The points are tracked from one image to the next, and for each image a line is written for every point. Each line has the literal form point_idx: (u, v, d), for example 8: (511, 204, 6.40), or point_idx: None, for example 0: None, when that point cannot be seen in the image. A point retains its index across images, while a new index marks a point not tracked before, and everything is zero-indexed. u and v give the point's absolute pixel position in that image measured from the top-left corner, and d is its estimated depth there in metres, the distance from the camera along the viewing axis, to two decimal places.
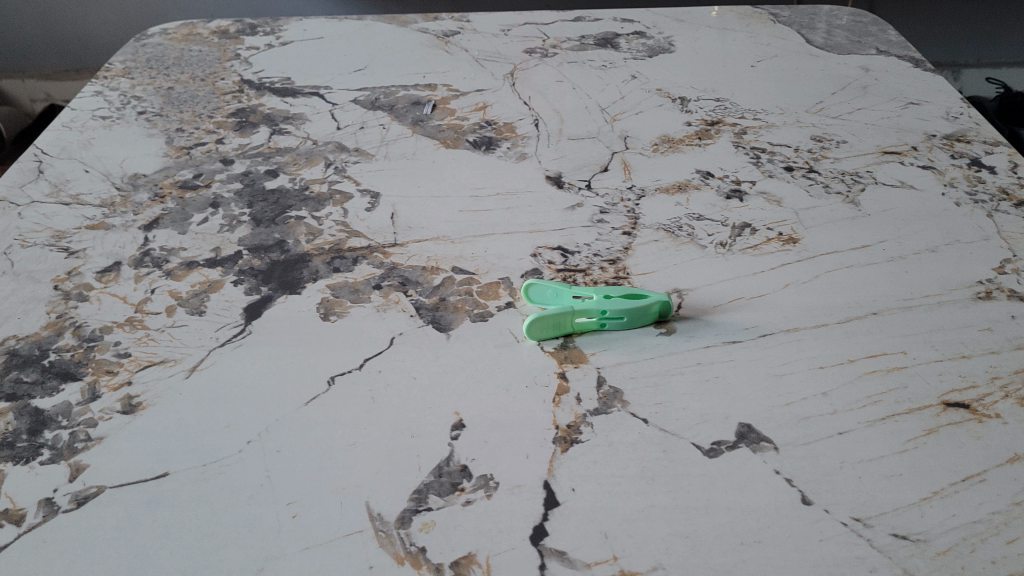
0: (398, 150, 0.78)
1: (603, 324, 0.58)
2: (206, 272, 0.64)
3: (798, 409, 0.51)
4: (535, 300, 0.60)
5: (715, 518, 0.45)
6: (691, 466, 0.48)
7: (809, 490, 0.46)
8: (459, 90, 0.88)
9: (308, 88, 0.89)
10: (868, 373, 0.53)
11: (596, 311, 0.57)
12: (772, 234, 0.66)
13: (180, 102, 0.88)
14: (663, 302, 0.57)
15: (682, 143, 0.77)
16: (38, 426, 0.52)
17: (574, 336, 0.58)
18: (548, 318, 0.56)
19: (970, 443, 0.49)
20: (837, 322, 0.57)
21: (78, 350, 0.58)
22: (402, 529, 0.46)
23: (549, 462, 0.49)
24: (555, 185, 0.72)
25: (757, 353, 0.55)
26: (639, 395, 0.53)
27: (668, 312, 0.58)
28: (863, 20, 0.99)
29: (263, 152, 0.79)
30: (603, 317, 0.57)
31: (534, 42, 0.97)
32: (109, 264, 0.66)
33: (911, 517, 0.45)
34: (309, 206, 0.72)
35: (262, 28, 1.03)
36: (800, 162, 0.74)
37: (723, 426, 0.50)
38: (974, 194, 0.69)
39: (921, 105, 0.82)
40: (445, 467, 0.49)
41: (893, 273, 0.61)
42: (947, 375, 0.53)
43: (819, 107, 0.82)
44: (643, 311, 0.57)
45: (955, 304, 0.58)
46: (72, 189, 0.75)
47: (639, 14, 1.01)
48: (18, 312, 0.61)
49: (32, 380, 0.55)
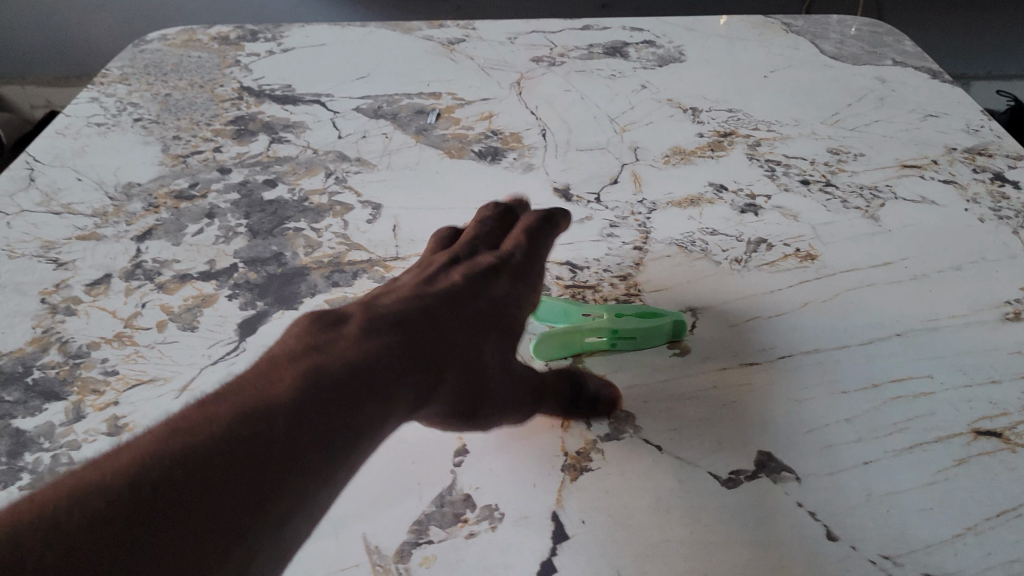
0: (401, 160, 0.76)
1: (615, 344, 0.55)
2: (200, 285, 0.62)
3: (820, 437, 0.48)
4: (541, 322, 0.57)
5: (735, 554, 0.43)
6: (708, 497, 0.46)
7: (834, 525, 0.44)
8: (464, 100, 0.85)
9: (310, 96, 0.87)
10: (894, 399, 0.50)
11: (605, 331, 0.54)
12: (789, 250, 0.63)
13: (177, 110, 0.86)
14: (678, 323, 0.55)
15: (694, 154, 0.75)
16: (18, 447, 0.50)
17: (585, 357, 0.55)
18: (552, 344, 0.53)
19: (1004, 474, 0.46)
20: (860, 343, 0.54)
21: (63, 367, 0.55)
22: (401, 564, 0.43)
23: (558, 492, 0.46)
24: (563, 198, 0.70)
25: (776, 376, 0.52)
26: (652, 420, 0.50)
27: (681, 333, 0.55)
28: (879, 30, 0.96)
29: (262, 161, 0.77)
30: (613, 337, 0.55)
31: (541, 50, 0.94)
32: (99, 276, 0.63)
33: (944, 556, 0.42)
34: (308, 218, 0.69)
35: (264, 34, 1.01)
36: (816, 175, 0.71)
37: (742, 454, 0.48)
38: (998, 210, 0.67)
39: (940, 117, 0.79)
40: (447, 496, 0.46)
41: (916, 291, 0.58)
42: (978, 401, 0.50)
43: (835, 119, 0.79)
44: (654, 330, 0.54)
45: (983, 325, 0.56)
46: (63, 198, 0.72)
47: (650, 23, 0.99)
48: (3, 326, 0.59)
49: (13, 399, 0.53)
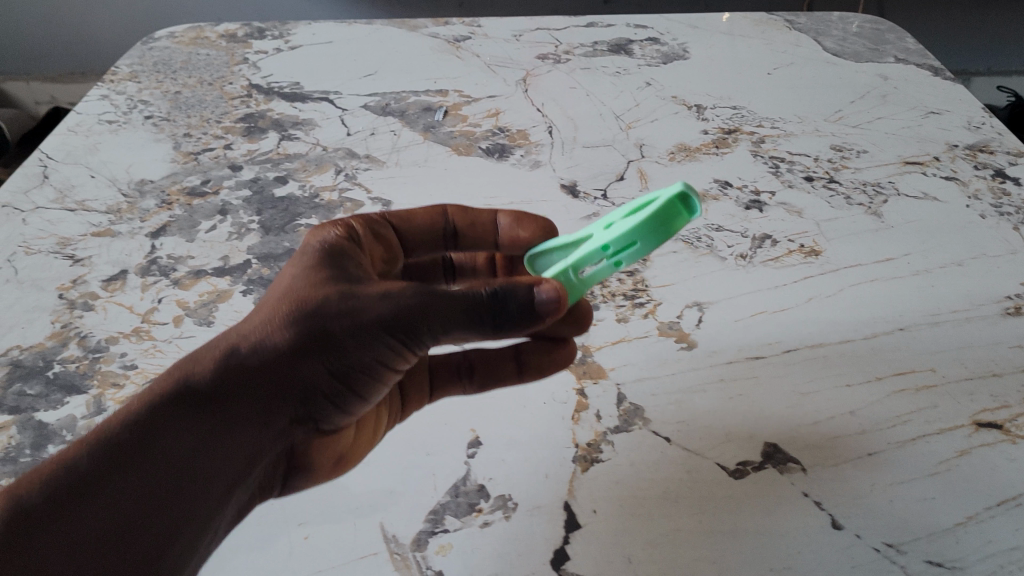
0: (410, 157, 0.77)
1: (619, 261, 0.43)
2: (214, 281, 0.63)
3: (825, 429, 0.50)
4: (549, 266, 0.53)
5: (743, 542, 0.44)
6: (717, 487, 0.47)
7: (839, 513, 0.45)
8: (471, 97, 0.86)
9: (318, 94, 0.88)
10: (897, 392, 0.52)
11: (598, 253, 0.43)
12: (793, 246, 0.64)
13: (187, 107, 0.87)
14: (671, 200, 0.39)
15: (699, 151, 0.76)
16: (42, 440, 0.51)
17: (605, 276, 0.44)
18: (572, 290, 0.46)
19: (1004, 465, 0.47)
20: (863, 337, 0.56)
21: (83, 362, 0.56)
22: (418, 552, 0.44)
23: (569, 483, 0.48)
24: (571, 194, 0.71)
25: (782, 369, 0.54)
26: (661, 413, 0.51)
27: (693, 207, 0.39)
28: (881, 27, 0.97)
29: (273, 158, 0.78)
30: (611, 255, 0.42)
31: (546, 47, 0.95)
32: (115, 272, 0.64)
33: (946, 544, 0.43)
34: (319, 215, 0.70)
35: (271, 32, 1.02)
36: (820, 172, 0.72)
37: (749, 445, 0.49)
38: (999, 207, 0.68)
39: (942, 114, 0.80)
40: (461, 486, 0.48)
41: (918, 287, 0.60)
42: (979, 394, 0.51)
43: (838, 116, 0.80)
44: (647, 223, 0.39)
45: (984, 320, 0.57)
46: (77, 195, 0.74)
47: (654, 20, 1.00)
48: (22, 322, 0.60)
49: (35, 393, 0.54)
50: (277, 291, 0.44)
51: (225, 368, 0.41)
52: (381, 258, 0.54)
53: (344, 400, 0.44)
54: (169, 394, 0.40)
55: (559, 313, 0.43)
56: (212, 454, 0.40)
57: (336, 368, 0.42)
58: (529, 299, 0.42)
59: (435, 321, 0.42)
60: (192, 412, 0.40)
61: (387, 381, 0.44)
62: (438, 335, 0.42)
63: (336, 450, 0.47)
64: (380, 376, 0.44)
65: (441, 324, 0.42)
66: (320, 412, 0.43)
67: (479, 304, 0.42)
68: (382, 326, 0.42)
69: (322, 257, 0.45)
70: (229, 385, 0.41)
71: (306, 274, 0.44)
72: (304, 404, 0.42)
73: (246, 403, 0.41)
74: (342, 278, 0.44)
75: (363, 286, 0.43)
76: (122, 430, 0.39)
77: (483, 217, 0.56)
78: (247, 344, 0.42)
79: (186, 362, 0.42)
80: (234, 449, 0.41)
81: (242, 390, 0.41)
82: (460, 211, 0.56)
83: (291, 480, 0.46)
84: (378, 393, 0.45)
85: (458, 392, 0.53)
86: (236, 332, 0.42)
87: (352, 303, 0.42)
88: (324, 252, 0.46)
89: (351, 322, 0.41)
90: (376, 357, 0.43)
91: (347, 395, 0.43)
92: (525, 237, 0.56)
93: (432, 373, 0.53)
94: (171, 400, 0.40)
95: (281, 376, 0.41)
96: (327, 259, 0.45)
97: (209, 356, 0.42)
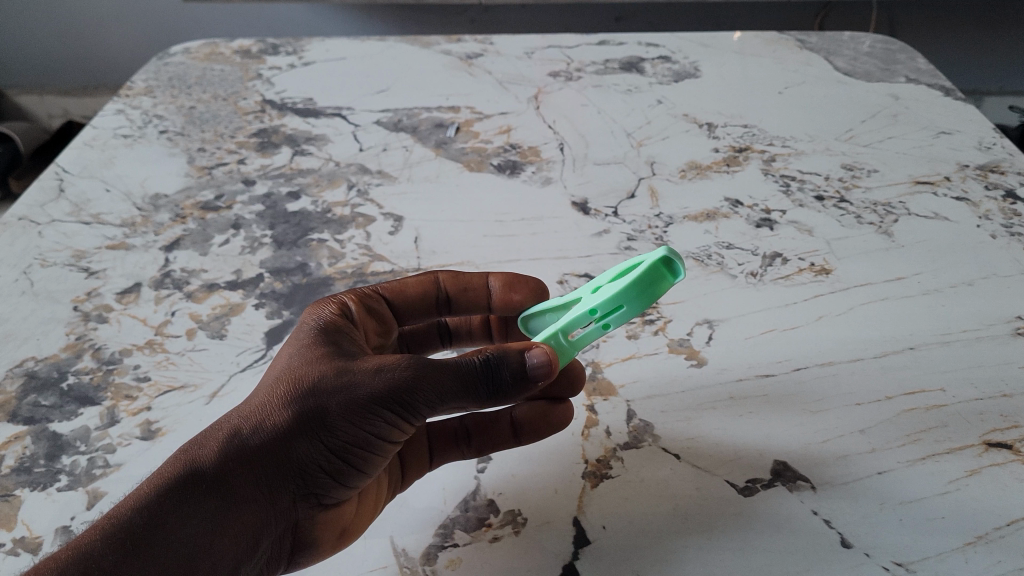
0: (422, 173, 0.78)
1: (607, 325, 0.46)
2: (227, 294, 0.64)
3: (834, 447, 0.50)
4: (542, 317, 0.54)
5: (752, 560, 0.44)
6: (726, 505, 0.47)
7: (848, 532, 0.45)
8: (483, 113, 0.87)
9: (331, 109, 0.89)
10: (907, 411, 0.52)
11: (588, 316, 0.46)
12: (803, 264, 0.64)
13: (202, 122, 0.88)
14: (657, 263, 0.43)
15: (710, 169, 0.76)
16: (55, 451, 0.51)
17: (586, 344, 0.47)
18: (562, 354, 0.48)
19: (1015, 485, 0.47)
20: (874, 356, 0.56)
21: (96, 373, 0.57)
22: (427, 566, 0.45)
23: (581, 497, 0.48)
24: (580, 211, 0.71)
25: (791, 387, 0.54)
26: (671, 429, 0.52)
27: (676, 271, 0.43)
28: (891, 47, 0.97)
29: (286, 173, 0.79)
30: (599, 317, 0.46)
31: (557, 65, 0.96)
32: (129, 285, 0.65)
33: (956, 564, 0.43)
34: (331, 229, 0.71)
35: (285, 48, 1.02)
36: (831, 191, 0.73)
37: (759, 462, 0.49)
38: (1010, 227, 0.68)
39: (953, 135, 0.80)
40: (471, 500, 0.48)
41: (928, 306, 0.60)
42: (989, 415, 0.51)
43: (849, 135, 0.81)
44: (635, 286, 0.43)
45: (994, 340, 0.57)
46: (93, 208, 0.74)
47: (665, 39, 1.00)
48: (37, 333, 0.60)
49: (49, 404, 0.55)
50: (274, 371, 0.46)
51: (228, 451, 0.42)
52: (375, 333, 0.55)
53: (345, 476, 0.44)
54: (178, 478, 0.41)
55: (550, 376, 0.44)
56: (218, 535, 0.41)
57: (333, 446, 0.43)
58: (521, 366, 0.44)
59: (430, 393, 0.43)
60: (200, 495, 0.41)
61: (388, 455, 0.45)
62: (434, 406, 0.44)
63: (339, 523, 0.45)
64: (381, 451, 0.44)
65: (436, 396, 0.43)
66: (322, 488, 0.44)
67: (472, 375, 0.43)
68: (375, 402, 0.43)
69: (319, 336, 0.48)
70: (234, 466, 0.42)
71: (302, 354, 0.46)
72: (304, 482, 0.44)
73: (249, 484, 0.42)
74: (338, 355, 0.46)
75: (358, 363, 0.44)
76: (135, 515, 0.40)
77: (475, 283, 0.57)
78: (249, 426, 0.43)
79: (192, 446, 0.43)
80: (242, 528, 0.42)
81: (244, 470, 0.42)
82: (452, 279, 0.57)
83: (295, 558, 0.44)
84: (380, 468, 0.46)
85: (456, 459, 0.50)
86: (239, 414, 0.44)
87: (346, 379, 0.43)
88: (319, 331, 0.48)
89: (346, 397, 0.43)
90: (374, 433, 0.44)
91: (348, 470, 0.44)
92: (519, 300, 0.57)
93: (431, 438, 0.51)
94: (181, 483, 0.41)
95: (280, 455, 0.43)
96: (321, 337, 0.48)
97: (213, 440, 0.43)
